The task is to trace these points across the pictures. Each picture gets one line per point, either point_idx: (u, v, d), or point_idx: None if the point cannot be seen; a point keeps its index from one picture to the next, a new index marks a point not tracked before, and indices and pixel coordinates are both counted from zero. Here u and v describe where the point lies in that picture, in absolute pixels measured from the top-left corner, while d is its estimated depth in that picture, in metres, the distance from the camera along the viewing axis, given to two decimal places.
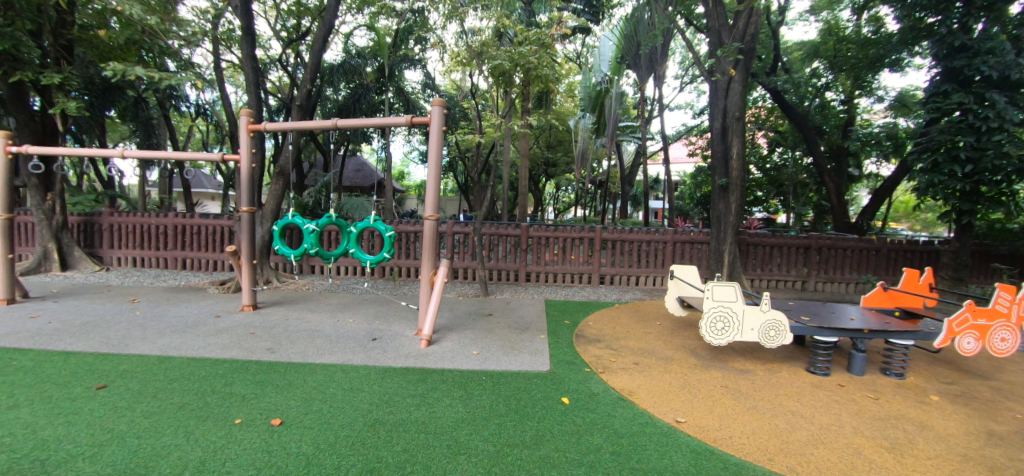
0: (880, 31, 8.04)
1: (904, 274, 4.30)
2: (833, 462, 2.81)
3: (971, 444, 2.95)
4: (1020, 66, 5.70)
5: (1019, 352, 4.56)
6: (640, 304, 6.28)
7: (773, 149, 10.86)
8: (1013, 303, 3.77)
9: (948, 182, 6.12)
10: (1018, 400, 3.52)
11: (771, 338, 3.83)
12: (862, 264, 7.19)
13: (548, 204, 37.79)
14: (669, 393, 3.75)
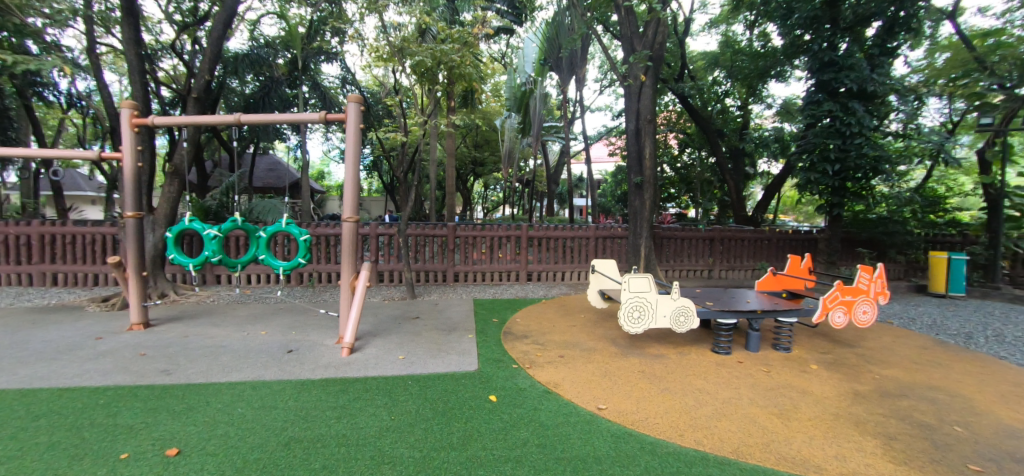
0: (767, 46, 9.05)
1: (789, 260, 4.83)
2: (734, 432, 3.08)
3: (842, 404, 3.41)
4: (873, 80, 6.71)
5: (875, 323, 5.38)
6: (565, 299, 6.47)
7: (683, 150, 11.76)
8: (871, 280, 4.37)
9: (823, 179, 7.03)
10: (876, 364, 4.13)
11: (681, 324, 4.13)
12: (757, 252, 8.04)
13: (478, 204, 37.90)
14: (592, 382, 3.90)
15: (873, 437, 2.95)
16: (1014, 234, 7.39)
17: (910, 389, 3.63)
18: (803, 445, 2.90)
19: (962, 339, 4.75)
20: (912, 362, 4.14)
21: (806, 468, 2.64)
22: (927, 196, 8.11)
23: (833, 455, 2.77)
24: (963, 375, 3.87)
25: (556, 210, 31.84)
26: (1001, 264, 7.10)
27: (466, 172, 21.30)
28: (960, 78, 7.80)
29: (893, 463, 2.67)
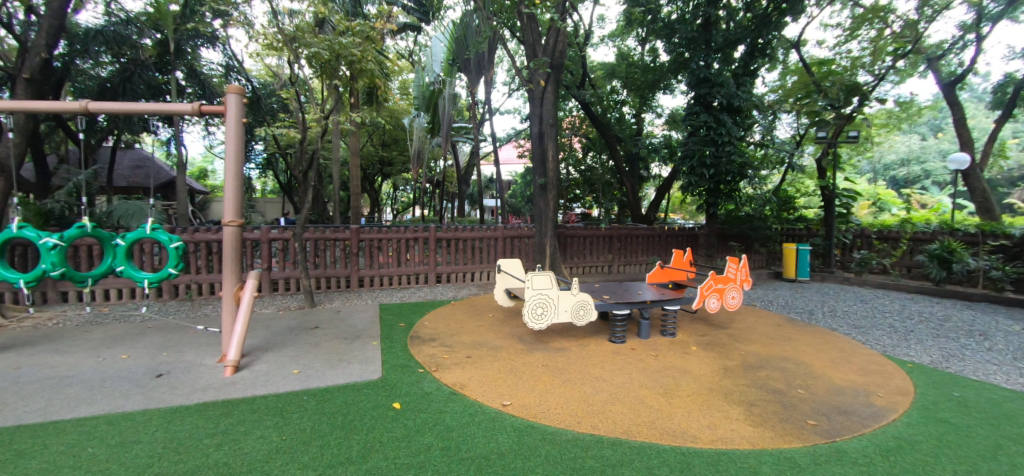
0: (656, 61, 9.98)
1: (673, 254, 5.37)
2: (625, 414, 3.35)
3: (714, 379, 3.88)
4: (737, 96, 7.78)
5: (741, 306, 6.23)
6: (474, 299, 6.52)
7: (586, 153, 12.48)
8: (737, 269, 5.03)
9: (702, 182, 7.96)
10: (741, 342, 4.77)
11: (581, 317, 4.37)
12: (649, 248, 8.86)
13: (388, 205, 36.54)
14: (497, 380, 3.97)
15: (738, 406, 3.40)
16: (842, 227, 9.03)
17: (767, 360, 4.25)
18: (683, 419, 3.25)
19: (802, 316, 5.69)
20: (768, 338, 4.85)
21: (685, 439, 2.96)
22: (782, 197, 9.59)
23: (706, 425, 3.14)
24: (805, 345, 4.63)
25: (468, 211, 31.90)
26: (834, 252, 8.63)
27: (373, 172, 20.39)
28: (803, 98, 9.34)
29: (751, 426, 3.10)
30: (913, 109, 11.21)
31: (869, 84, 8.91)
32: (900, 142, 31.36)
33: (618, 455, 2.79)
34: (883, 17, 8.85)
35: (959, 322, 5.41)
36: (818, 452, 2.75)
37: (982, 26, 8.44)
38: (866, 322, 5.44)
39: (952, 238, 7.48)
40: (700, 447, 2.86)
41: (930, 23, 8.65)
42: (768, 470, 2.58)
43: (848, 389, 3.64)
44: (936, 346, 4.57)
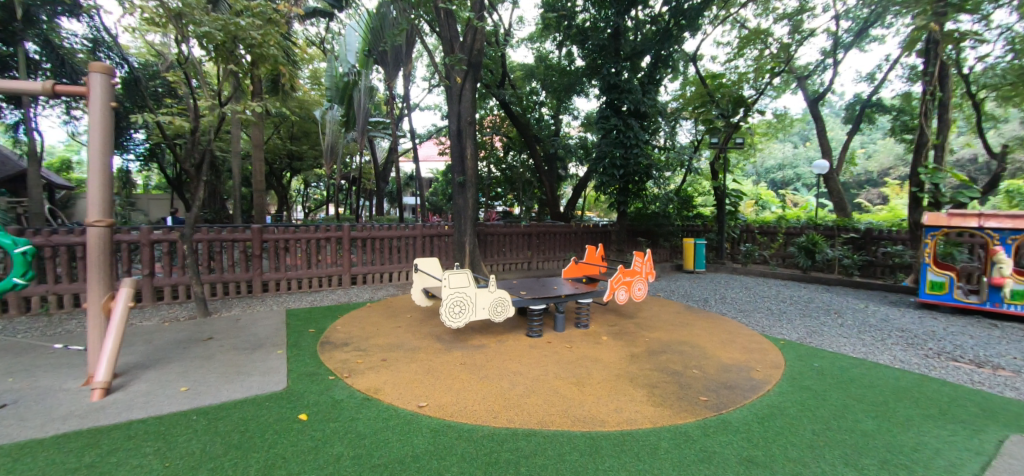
0: (572, 65, 10.45)
1: (586, 250, 5.68)
2: (540, 405, 3.48)
3: (621, 364, 4.16)
4: (643, 103, 8.43)
5: (647, 296, 6.78)
6: (391, 301, 6.36)
7: (508, 152, 12.71)
8: (643, 263, 5.35)
9: (612, 181, 8.52)
10: (644, 329, 5.19)
11: (499, 313, 4.45)
12: (565, 244, 9.29)
13: (299, 203, 34.00)
14: (413, 382, 3.91)
15: (641, 389, 3.66)
16: (732, 223, 10.19)
17: (667, 342, 4.67)
18: (593, 405, 3.44)
19: (695, 303, 6.36)
20: (668, 324, 5.33)
21: (594, 424, 3.16)
22: (683, 196, 10.57)
23: (613, 409, 3.37)
24: (699, 328, 5.16)
25: (390, 209, 30.84)
26: (725, 245, 9.73)
27: (282, 168, 18.77)
28: (700, 107, 10.36)
29: (653, 407, 3.37)
30: (785, 120, 12.99)
31: (752, 97, 10.15)
32: (777, 150, 36.23)
33: (532, 445, 2.90)
34: (763, 39, 10.11)
35: (818, 303, 6.39)
36: (705, 425, 3.09)
37: (836, 53, 10.00)
38: (748, 306, 6.21)
39: (816, 232, 8.79)
40: (607, 430, 3.07)
41: (798, 48, 10.07)
42: (664, 446, 2.85)
43: (732, 366, 4.07)
44: (800, 323, 5.35)
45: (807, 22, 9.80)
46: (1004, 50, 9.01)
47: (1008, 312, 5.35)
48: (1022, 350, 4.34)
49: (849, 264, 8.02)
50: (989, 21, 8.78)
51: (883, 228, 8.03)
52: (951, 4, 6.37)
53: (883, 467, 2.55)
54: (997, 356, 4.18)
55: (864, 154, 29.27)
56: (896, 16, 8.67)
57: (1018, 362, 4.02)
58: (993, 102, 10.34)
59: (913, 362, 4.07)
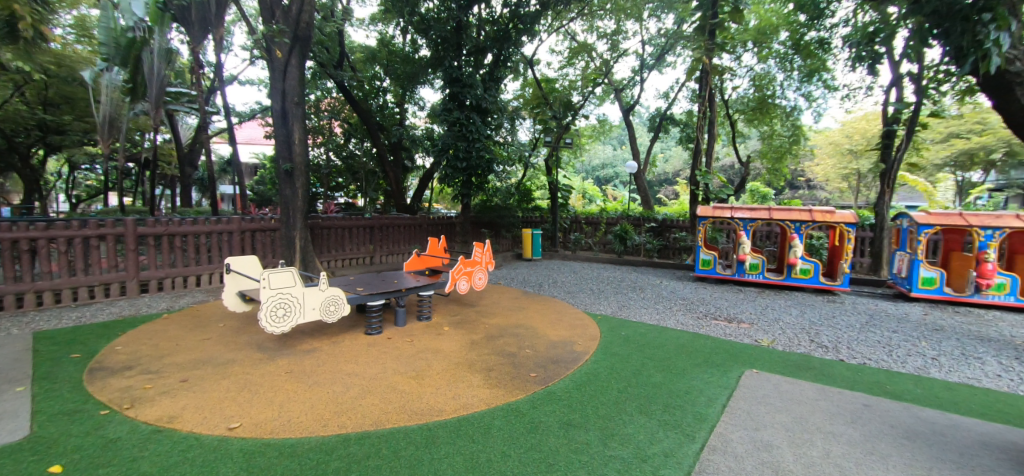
0: (416, 54, 10.22)
1: (429, 242, 5.66)
2: (376, 405, 3.27)
3: (462, 349, 4.16)
4: (484, 99, 8.79)
5: (490, 284, 7.11)
6: (198, 309, 5.33)
7: (348, 141, 11.83)
8: (483, 253, 5.35)
9: (455, 174, 8.74)
10: (485, 314, 5.39)
11: (331, 313, 4.10)
12: (410, 237, 9.17)
13: (60, 190, 25.81)
14: (223, 402, 3.30)
15: (478, 373, 3.65)
16: (564, 214, 11.36)
17: (506, 322, 4.96)
18: (432, 396, 3.36)
19: (532, 288, 6.93)
20: (507, 307, 5.67)
21: (431, 415, 3.10)
22: (523, 190, 11.43)
23: (451, 397, 3.34)
24: (534, 309, 5.62)
25: (201, 200, 25.69)
26: (558, 234, 10.93)
27: (30, 141, 13.93)
28: (537, 108, 11.27)
29: (489, 388, 3.46)
30: (606, 126, 15.13)
31: (579, 103, 11.47)
32: (603, 152, 41.86)
33: (366, 448, 2.72)
34: (588, 53, 11.52)
35: (627, 281, 7.60)
36: (535, 397, 3.32)
37: (643, 72, 11.97)
38: (575, 288, 7.01)
39: (628, 222, 10.38)
40: (444, 419, 3.06)
41: (615, 64, 11.73)
42: (496, 424, 2.98)
43: (560, 341, 4.41)
44: (612, 300, 6.28)
45: (621, 43, 11.48)
46: (747, 85, 12.05)
47: (747, 280, 7.18)
48: (754, 307, 5.86)
49: (651, 249, 9.76)
50: (738, 62, 11.61)
51: (674, 218, 9.89)
52: (714, 44, 8.18)
53: (667, 411, 3.15)
54: (740, 313, 5.55)
55: (664, 159, 35.83)
56: (681, 47, 10.79)
57: (752, 317, 5.40)
58: (741, 123, 13.79)
59: (691, 324, 5.10)
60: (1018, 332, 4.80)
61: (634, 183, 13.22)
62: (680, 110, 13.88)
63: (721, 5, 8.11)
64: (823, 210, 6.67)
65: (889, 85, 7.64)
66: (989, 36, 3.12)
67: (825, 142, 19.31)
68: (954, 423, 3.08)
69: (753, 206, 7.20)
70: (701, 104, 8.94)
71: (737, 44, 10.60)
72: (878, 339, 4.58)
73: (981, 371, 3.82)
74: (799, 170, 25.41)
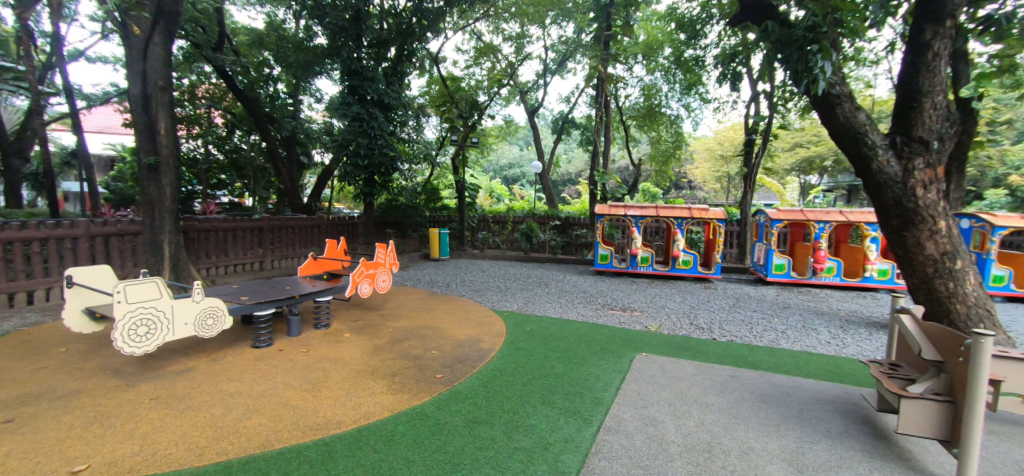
0: (311, 41, 9.47)
1: (326, 245, 5.32)
2: (265, 424, 2.89)
3: (364, 355, 3.93)
4: (387, 94, 8.63)
5: (395, 287, 6.87)
6: (28, 333, 4.38)
7: (232, 134, 10.77)
8: (386, 254, 5.13)
9: (356, 171, 8.41)
10: (390, 317, 5.17)
11: (209, 327, 3.64)
12: (307, 239, 8.53)
13: None
14: (64, 442, 2.65)
15: (381, 379, 3.47)
16: (471, 213, 11.42)
17: (411, 324, 4.84)
18: (330, 408, 3.10)
19: (440, 289, 6.84)
20: (412, 308, 5.52)
21: (329, 429, 2.84)
22: (431, 189, 11.28)
23: (350, 406, 3.11)
24: (441, 309, 5.56)
25: (33, 200, 21.04)
26: (465, 233, 10.97)
27: None
28: (442, 106, 11.17)
29: (393, 394, 3.29)
30: (513, 127, 15.56)
31: (485, 103, 11.60)
32: (512, 152, 42.68)
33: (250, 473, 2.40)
34: (493, 54, 11.72)
35: (533, 278, 7.88)
36: (441, 398, 3.25)
37: (546, 76, 12.52)
38: (484, 286, 7.09)
39: (533, 220, 10.72)
40: (343, 431, 2.82)
41: (520, 66, 12.08)
42: (400, 430, 2.84)
43: (467, 340, 4.42)
44: (519, 296, 6.45)
45: (526, 47, 11.87)
46: (638, 94, 13.20)
47: (639, 272, 7.86)
48: (645, 297, 6.43)
49: (555, 246, 10.37)
50: (630, 72, 12.67)
51: (575, 216, 10.58)
52: (607, 54, 8.77)
53: (566, 399, 3.32)
54: (633, 303, 6.06)
55: (569, 160, 37.47)
56: (580, 55, 11.46)
57: (644, 305, 5.93)
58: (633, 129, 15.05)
59: (592, 316, 5.44)
60: (840, 306, 5.94)
61: (540, 183, 13.74)
62: (581, 115, 14.75)
63: (613, 18, 8.76)
64: (700, 208, 7.56)
65: (749, 101, 8.88)
66: (818, 63, 3.66)
67: (703, 148, 21.95)
68: (795, 385, 3.69)
69: (644, 204, 7.90)
70: (598, 109, 9.60)
71: (628, 55, 11.54)
72: (742, 319, 5.31)
73: (817, 339, 4.63)
74: (683, 173, 28.55)
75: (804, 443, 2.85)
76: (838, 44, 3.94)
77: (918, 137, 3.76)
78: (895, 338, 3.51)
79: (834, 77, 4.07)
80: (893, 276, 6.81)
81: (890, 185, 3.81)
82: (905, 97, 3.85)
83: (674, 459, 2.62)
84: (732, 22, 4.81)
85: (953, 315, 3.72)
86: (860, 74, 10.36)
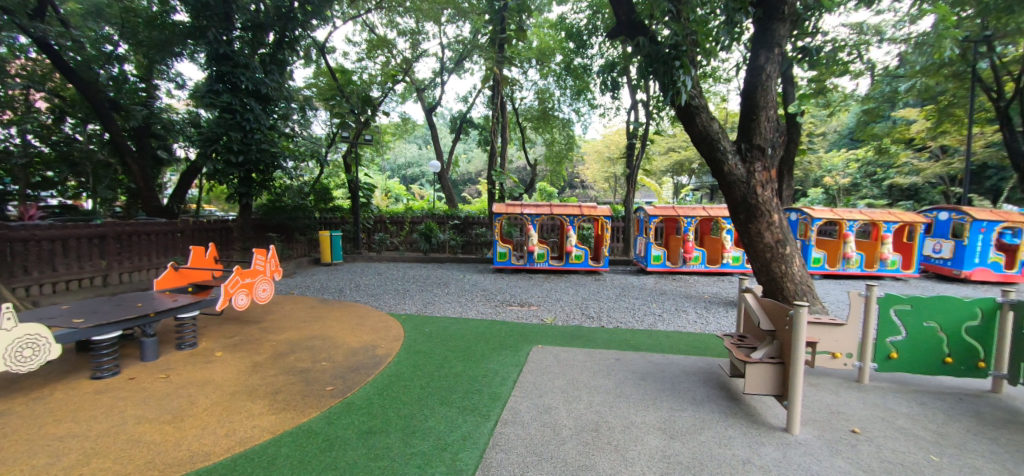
0: (168, 18, 8.27)
1: (191, 252, 4.75)
2: (106, 467, 2.30)
3: (241, 375, 3.50)
4: (264, 84, 8.00)
5: (280, 296, 6.30)
6: None
7: (60, 121, 9.01)
8: (266, 261, 4.72)
9: (227, 169, 7.74)
10: (274, 330, 4.71)
11: (25, 361, 2.92)
12: (167, 248, 7.44)
13: None
14: None
15: (261, 399, 3.10)
16: (366, 214, 10.89)
17: (297, 336, 4.49)
18: (196, 438, 2.60)
19: (332, 296, 6.43)
20: (299, 318, 5.12)
21: (195, 461, 2.38)
22: (321, 189, 10.60)
23: (222, 433, 2.67)
24: (334, 317, 5.25)
25: None
26: (360, 235, 10.47)
27: None
28: (332, 100, 10.38)
29: (275, 413, 2.93)
30: (409, 125, 15.20)
31: (379, 99, 11.14)
32: (411, 150, 41.04)
33: None
34: (388, 48, 11.30)
35: (432, 278, 7.81)
36: (331, 412, 3.01)
37: (443, 74, 12.45)
38: (380, 290, 6.84)
39: (432, 220, 10.69)
40: (213, 462, 2.39)
41: (416, 63, 11.82)
42: (284, 451, 2.52)
43: (361, 348, 4.22)
44: (418, 298, 6.35)
45: (421, 43, 11.66)
46: (533, 97, 13.79)
47: (536, 267, 8.25)
48: (541, 291, 6.77)
49: (455, 245, 10.47)
50: (525, 76, 13.14)
51: (474, 215, 10.89)
52: (502, 57, 9.15)
53: (465, 399, 3.32)
54: (530, 298, 6.35)
55: (469, 159, 37.07)
56: (477, 56, 11.59)
57: (540, 299, 6.25)
58: (529, 131, 15.59)
59: (490, 313, 5.57)
60: (704, 289, 6.89)
61: (439, 182, 13.56)
62: (479, 115, 14.94)
63: (506, 22, 9.04)
64: (589, 206, 8.17)
65: (630, 108, 9.81)
66: (680, 78, 4.17)
67: (593, 151, 23.68)
68: (669, 362, 4.18)
69: (540, 203, 8.28)
70: (494, 110, 9.84)
71: (523, 59, 11.99)
72: (625, 306, 5.86)
73: (686, 320, 5.31)
74: (576, 174, 30.50)
75: (674, 412, 3.24)
76: (696, 62, 4.52)
77: (757, 144, 4.48)
78: (742, 314, 4.14)
79: (694, 90, 4.66)
80: (744, 261, 8.08)
81: (738, 185, 4.48)
82: (746, 111, 4.56)
83: (566, 442, 2.78)
84: (611, 36, 5.28)
85: (786, 292, 4.50)
86: (716, 89, 12.09)
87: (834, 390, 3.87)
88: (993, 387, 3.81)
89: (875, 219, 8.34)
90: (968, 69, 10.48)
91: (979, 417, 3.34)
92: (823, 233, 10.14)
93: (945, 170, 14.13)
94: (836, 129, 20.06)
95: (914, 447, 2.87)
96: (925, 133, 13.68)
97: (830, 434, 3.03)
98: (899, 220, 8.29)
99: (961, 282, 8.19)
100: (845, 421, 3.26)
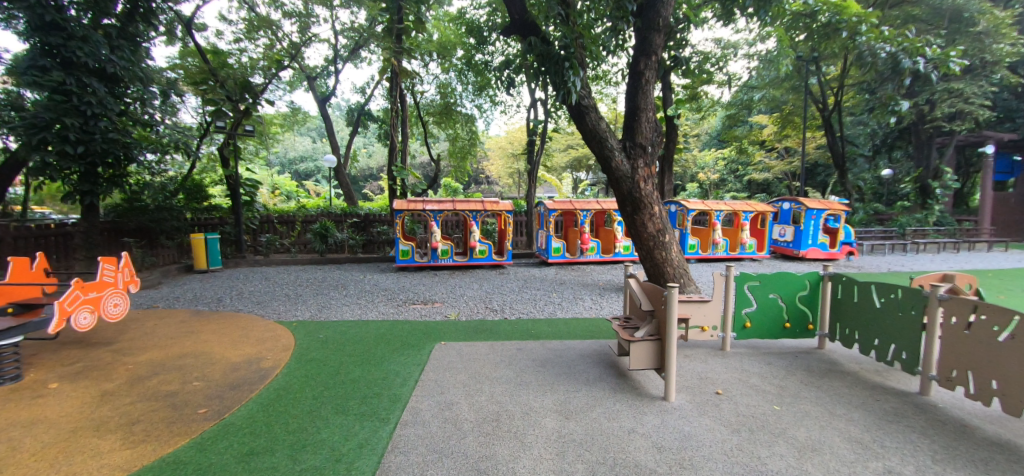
0: None
1: (9, 267, 3.94)
2: None
3: (86, 408, 3.00)
4: (111, 62, 6.92)
5: (139, 311, 5.46)
6: None
7: None
8: (116, 271, 4.10)
9: (62, 161, 6.55)
10: (134, 352, 4.09)
11: None
12: None
13: None
14: None
15: (112, 434, 2.70)
16: (250, 213, 9.86)
17: (164, 355, 3.98)
18: None
19: (208, 306, 5.77)
20: (165, 335, 4.52)
21: None
22: (192, 184, 9.39)
23: None
24: (211, 330, 4.72)
25: None
26: (243, 237, 9.47)
27: None
28: (202, 84, 9.12)
29: (131, 447, 2.57)
30: (298, 115, 14.02)
31: (261, 85, 10.13)
32: (301, 142, 37.34)
33: None
34: (270, 29, 10.27)
35: (329, 281, 7.39)
36: (205, 438, 2.73)
37: (336, 63, 11.69)
38: (267, 297, 6.30)
39: (328, 219, 10.11)
40: None
41: (305, 48, 10.93)
42: None
43: (242, 362, 3.88)
44: (312, 302, 5.97)
45: (311, 27, 10.79)
46: (434, 91, 13.57)
47: (440, 264, 8.24)
48: (446, 288, 6.79)
49: (354, 244, 10.07)
50: (425, 68, 12.89)
51: (375, 213, 10.58)
52: (399, 48, 8.91)
53: (363, 404, 3.23)
54: (434, 295, 6.34)
55: (370, 153, 35.21)
56: (374, 46, 11.08)
57: (445, 296, 6.29)
58: (431, 126, 15.37)
59: (391, 313, 5.46)
60: (598, 277, 7.48)
61: (335, 178, 12.77)
62: (378, 108, 14.35)
63: (404, 12, 8.79)
64: (491, 201, 8.37)
65: (529, 105, 10.19)
66: (570, 78, 4.41)
67: (496, 146, 24.07)
68: (566, 347, 4.50)
69: (442, 199, 8.26)
70: (393, 103, 9.54)
71: (423, 51, 11.75)
72: (527, 298, 6.13)
73: (582, 306, 5.75)
74: (481, 170, 30.78)
75: (569, 394, 3.50)
76: (584, 65, 4.83)
77: (639, 143, 4.95)
78: (627, 299, 4.55)
79: (583, 91, 5.00)
80: (633, 250, 8.94)
81: (624, 179, 4.92)
82: (630, 112, 4.99)
83: (468, 435, 2.84)
84: (506, 33, 5.40)
85: (666, 276, 5.03)
86: (606, 91, 13.07)
87: (703, 358, 4.48)
88: (819, 344, 4.70)
89: (736, 209, 9.74)
90: (801, 83, 12.67)
91: (807, 370, 4.11)
92: (697, 223, 11.59)
93: (788, 167, 17.00)
94: (707, 131, 22.94)
95: (760, 401, 3.44)
96: (774, 136, 16.27)
97: (699, 398, 3.50)
98: (754, 210, 9.80)
99: (799, 260, 9.96)
100: (708, 385, 3.80)
